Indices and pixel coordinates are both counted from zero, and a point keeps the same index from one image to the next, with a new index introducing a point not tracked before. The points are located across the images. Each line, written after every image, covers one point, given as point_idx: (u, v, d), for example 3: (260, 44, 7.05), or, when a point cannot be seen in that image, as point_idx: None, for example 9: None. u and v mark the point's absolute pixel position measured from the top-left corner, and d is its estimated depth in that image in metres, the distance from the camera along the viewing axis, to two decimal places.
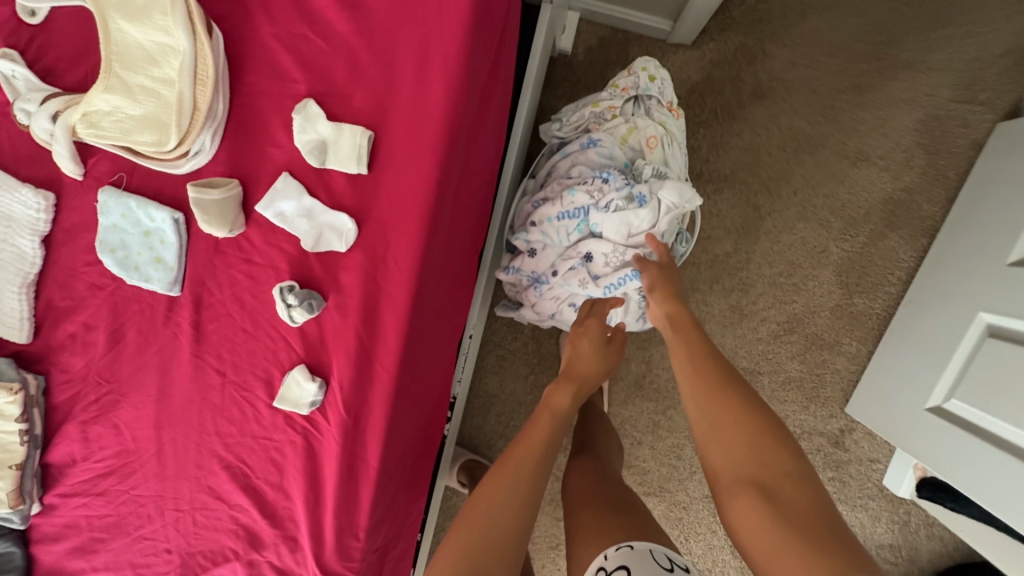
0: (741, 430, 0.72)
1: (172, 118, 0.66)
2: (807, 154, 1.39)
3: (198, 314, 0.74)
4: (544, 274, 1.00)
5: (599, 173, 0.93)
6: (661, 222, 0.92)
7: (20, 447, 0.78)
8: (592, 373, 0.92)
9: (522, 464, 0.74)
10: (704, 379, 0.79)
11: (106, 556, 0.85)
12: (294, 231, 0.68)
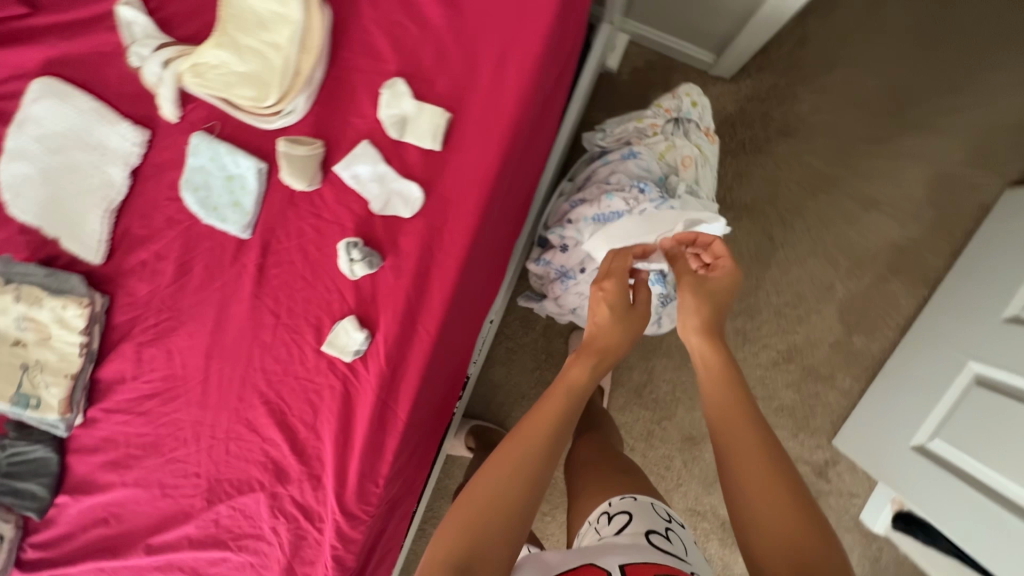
0: (769, 487, 0.65)
1: (275, 80, 0.74)
2: (825, 195, 1.47)
3: (263, 258, 0.81)
4: (572, 270, 1.08)
5: (637, 183, 1.01)
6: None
7: (77, 360, 0.85)
8: (619, 340, 0.87)
9: (524, 459, 0.70)
10: (737, 418, 0.73)
11: (141, 472, 0.92)
12: (366, 194, 0.75)
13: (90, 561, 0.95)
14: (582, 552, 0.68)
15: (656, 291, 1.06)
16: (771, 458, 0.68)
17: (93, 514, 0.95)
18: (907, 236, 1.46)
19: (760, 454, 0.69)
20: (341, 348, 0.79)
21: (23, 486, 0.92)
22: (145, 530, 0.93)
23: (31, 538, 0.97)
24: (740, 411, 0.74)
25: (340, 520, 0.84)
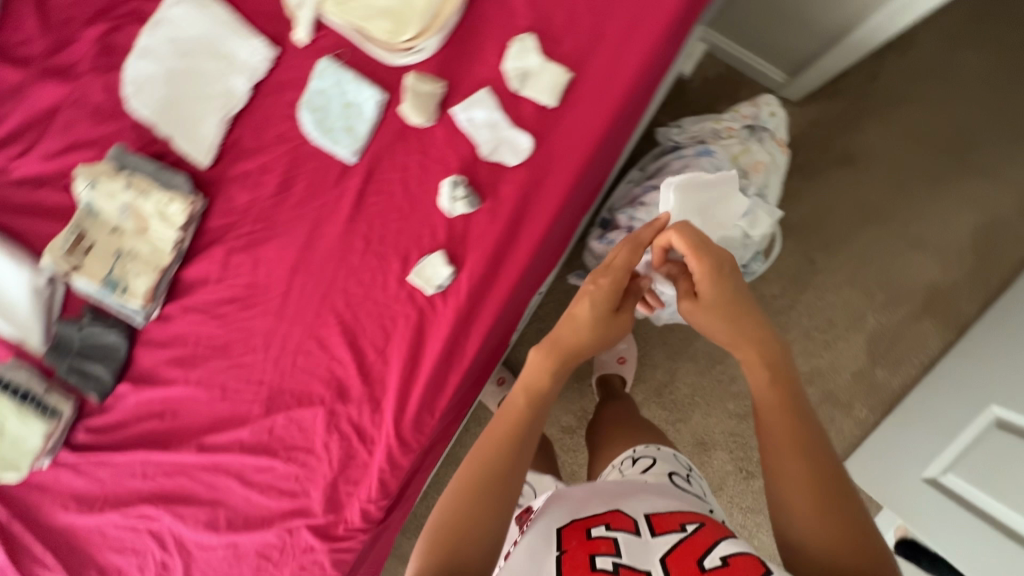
0: (810, 493, 0.57)
1: (413, 18, 0.79)
2: (871, 227, 1.52)
3: (365, 185, 0.85)
4: None
5: None
6: (754, 234, 1.05)
7: (170, 254, 0.90)
8: (582, 351, 0.73)
9: (481, 477, 0.64)
10: (772, 416, 0.63)
11: (205, 373, 0.96)
12: (476, 137, 0.79)
13: (141, 450, 1.00)
14: (610, 499, 0.75)
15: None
16: (813, 456, 0.59)
17: (150, 406, 0.99)
18: (944, 278, 1.51)
19: (799, 453, 0.59)
20: (425, 281, 0.83)
21: (91, 369, 0.96)
22: (199, 429, 0.97)
23: (87, 419, 1.02)
24: (779, 405, 0.63)
25: (393, 443, 0.89)
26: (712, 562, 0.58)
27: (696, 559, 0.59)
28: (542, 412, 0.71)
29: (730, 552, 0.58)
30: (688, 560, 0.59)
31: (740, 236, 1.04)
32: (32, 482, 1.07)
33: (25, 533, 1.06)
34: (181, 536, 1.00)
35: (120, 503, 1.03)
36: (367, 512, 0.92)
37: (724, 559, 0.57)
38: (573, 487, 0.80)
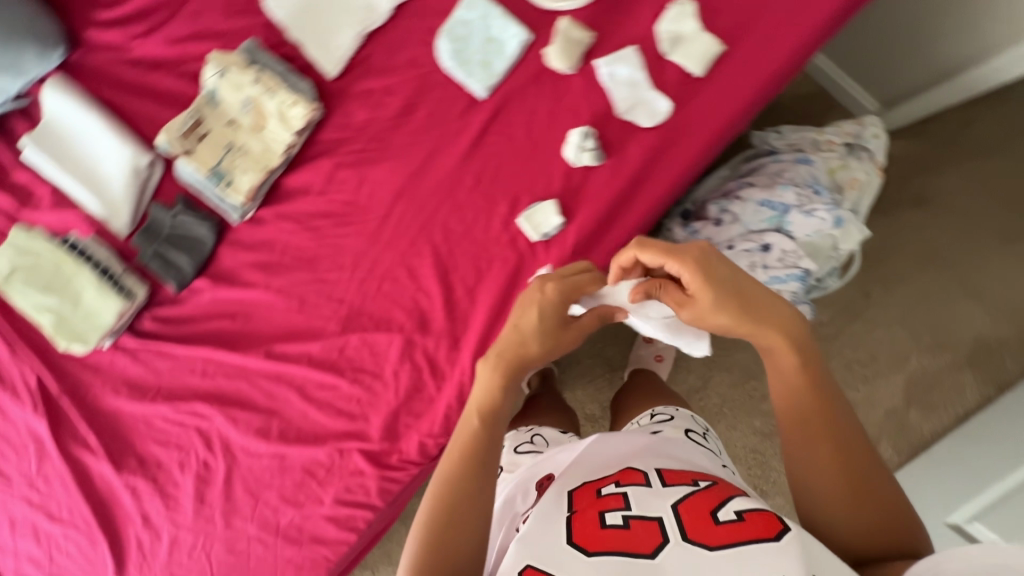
0: (836, 473, 0.58)
1: None
2: (931, 270, 1.52)
3: (489, 122, 0.85)
4: (718, 245, 1.08)
5: (813, 185, 1.05)
6: (844, 247, 1.04)
7: (280, 157, 0.91)
8: (528, 362, 0.65)
9: (450, 483, 0.60)
10: (799, 405, 0.60)
11: (286, 282, 0.96)
12: (614, 93, 0.79)
13: (206, 348, 1.00)
14: (616, 460, 0.75)
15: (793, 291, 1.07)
16: (838, 437, 0.59)
17: (223, 306, 0.99)
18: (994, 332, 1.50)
19: (825, 436, 0.59)
20: (533, 227, 0.83)
21: (174, 258, 0.96)
22: (268, 336, 0.97)
23: (155, 308, 1.02)
24: (806, 394, 0.60)
25: (465, 382, 0.89)
26: (725, 514, 0.59)
27: (708, 511, 0.60)
28: (498, 428, 0.64)
29: (743, 507, 0.59)
30: (700, 511, 0.60)
31: (831, 246, 1.04)
32: (88, 362, 1.07)
33: (73, 410, 1.06)
34: (229, 439, 1.01)
35: (173, 397, 1.03)
36: (424, 446, 0.93)
37: (737, 513, 0.59)
38: (587, 439, 0.80)
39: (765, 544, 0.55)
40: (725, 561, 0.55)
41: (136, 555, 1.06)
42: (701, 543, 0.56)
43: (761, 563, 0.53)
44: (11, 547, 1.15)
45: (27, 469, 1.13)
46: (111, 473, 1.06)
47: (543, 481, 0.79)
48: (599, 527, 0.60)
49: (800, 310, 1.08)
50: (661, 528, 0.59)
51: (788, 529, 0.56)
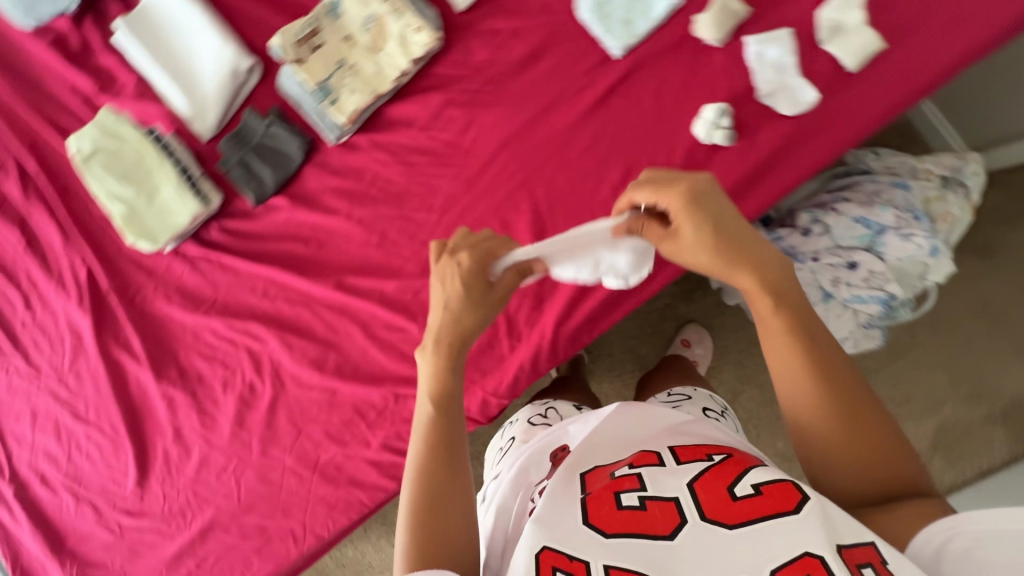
0: (832, 419, 0.55)
1: None
2: (982, 322, 1.43)
3: (618, 83, 0.81)
4: (804, 255, 1.06)
5: (912, 211, 1.02)
6: (932, 278, 1.02)
7: (391, 83, 0.88)
8: (470, 336, 0.63)
9: (428, 470, 0.59)
10: (784, 351, 0.57)
11: (369, 215, 0.93)
12: (758, 74, 0.76)
13: (272, 268, 0.96)
14: (629, 432, 0.69)
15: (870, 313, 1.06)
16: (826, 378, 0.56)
17: (297, 229, 0.95)
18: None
19: (812, 381, 0.56)
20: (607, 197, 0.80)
21: (258, 169, 0.93)
22: (341, 267, 0.94)
23: (224, 220, 0.99)
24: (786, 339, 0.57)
25: (542, 346, 0.87)
26: (743, 489, 0.54)
27: (725, 487, 0.55)
28: (457, 408, 0.62)
29: (762, 480, 0.55)
30: (716, 488, 0.55)
31: (919, 275, 1.02)
32: (142, 264, 1.03)
33: (119, 310, 1.03)
34: (280, 365, 0.97)
35: (227, 313, 0.99)
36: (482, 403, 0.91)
37: (754, 487, 0.54)
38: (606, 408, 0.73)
39: (784, 519, 0.50)
40: (744, 538, 0.51)
41: (161, 467, 1.03)
42: (720, 522, 0.52)
43: (781, 541, 0.49)
44: (28, 441, 1.11)
45: (60, 362, 1.09)
46: (149, 380, 1.03)
47: (557, 452, 0.74)
48: (614, 508, 0.56)
49: (872, 332, 1.08)
50: (679, 508, 0.54)
51: (808, 499, 0.51)
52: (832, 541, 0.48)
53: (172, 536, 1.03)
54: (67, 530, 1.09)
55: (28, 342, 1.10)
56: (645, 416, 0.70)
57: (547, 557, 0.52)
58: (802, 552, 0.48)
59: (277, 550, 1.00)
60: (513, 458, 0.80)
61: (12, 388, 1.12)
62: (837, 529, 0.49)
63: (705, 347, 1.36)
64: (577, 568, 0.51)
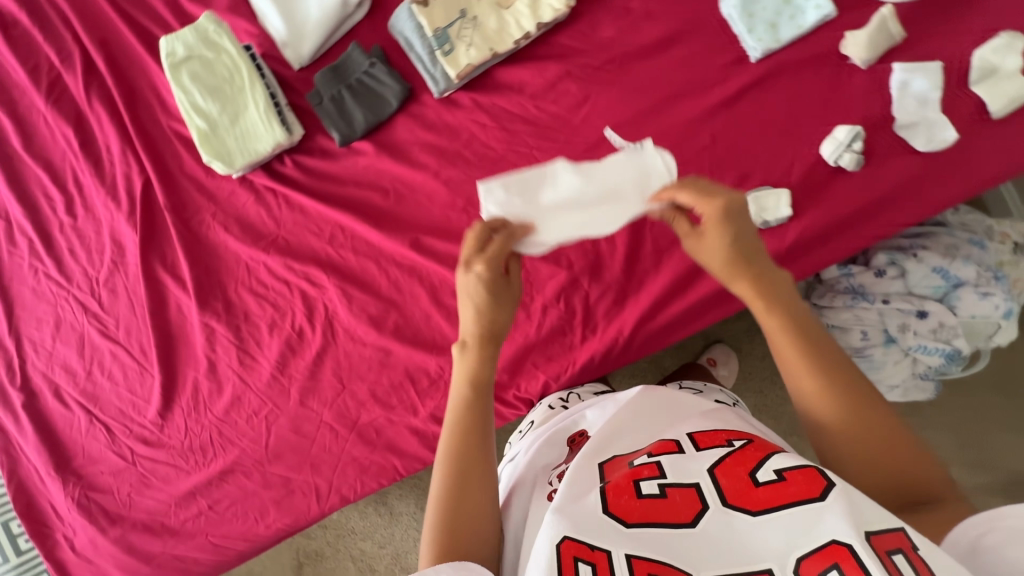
0: (838, 413, 0.57)
1: None
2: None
3: (750, 86, 0.78)
4: (873, 295, 1.02)
5: (992, 271, 1.00)
6: (997, 340, 1.02)
7: (511, 45, 0.84)
8: (497, 332, 0.66)
9: (456, 474, 0.62)
10: (786, 353, 0.60)
11: (458, 177, 0.89)
12: (899, 104, 0.74)
13: (345, 214, 0.92)
14: (645, 421, 0.68)
15: (928, 364, 1.04)
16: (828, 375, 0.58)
17: (378, 178, 0.92)
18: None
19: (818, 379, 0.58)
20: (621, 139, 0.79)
21: (350, 108, 0.90)
22: (419, 226, 0.90)
23: (300, 155, 0.94)
24: (787, 340, 0.60)
25: (618, 342, 0.84)
26: (765, 475, 0.53)
27: (746, 472, 0.54)
28: (486, 394, 0.66)
29: (784, 466, 0.53)
30: (738, 473, 0.54)
31: (982, 335, 1.02)
32: (203, 187, 0.98)
33: (172, 229, 0.98)
34: (335, 315, 0.93)
35: (286, 253, 0.94)
36: (537, 390, 0.87)
37: (777, 473, 0.53)
38: (629, 394, 0.73)
39: (809, 505, 0.49)
40: (769, 526, 0.50)
41: (188, 400, 0.98)
42: (743, 509, 0.51)
43: (803, 527, 0.48)
44: (46, 349, 1.05)
45: (95, 273, 1.03)
46: (191, 307, 0.98)
47: (575, 438, 0.72)
48: (635, 496, 0.54)
49: (921, 383, 1.08)
50: (701, 494, 0.53)
51: (832, 485, 0.50)
52: (858, 528, 0.46)
53: (188, 472, 0.99)
54: (73, 448, 1.03)
55: (64, 246, 1.04)
56: (666, 407, 0.69)
57: (569, 547, 0.51)
58: (827, 539, 0.46)
59: (298, 504, 0.96)
60: (526, 441, 0.78)
61: (38, 291, 1.05)
62: (859, 513, 0.48)
63: (732, 368, 1.24)
64: (599, 559, 0.50)
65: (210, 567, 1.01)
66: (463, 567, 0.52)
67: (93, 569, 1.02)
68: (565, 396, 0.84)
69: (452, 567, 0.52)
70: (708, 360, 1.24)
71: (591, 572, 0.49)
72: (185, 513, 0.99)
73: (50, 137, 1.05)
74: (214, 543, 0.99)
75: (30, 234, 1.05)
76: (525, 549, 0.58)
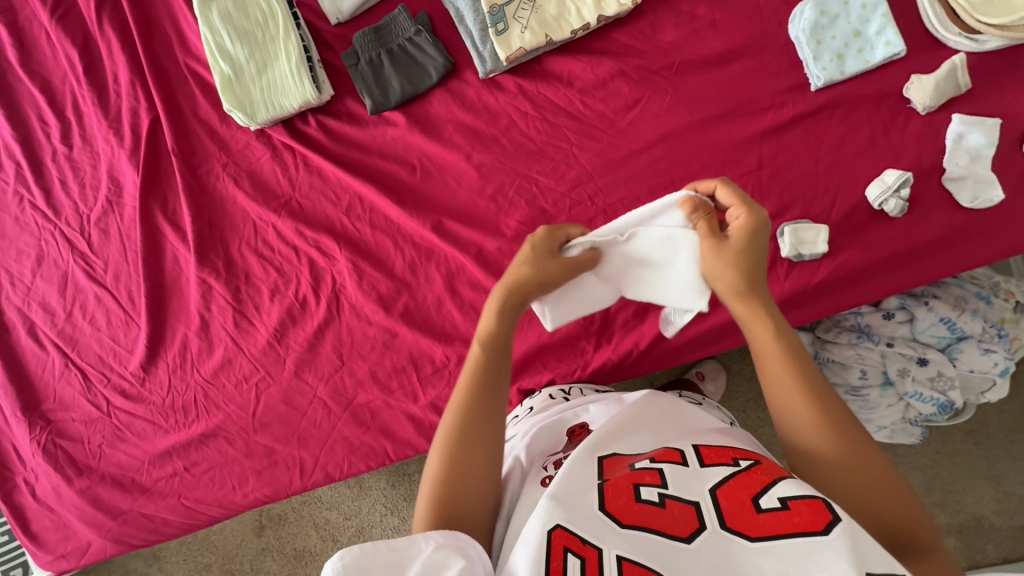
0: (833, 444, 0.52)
1: (1006, 8, 0.71)
2: (1005, 461, 1.13)
3: (805, 114, 0.77)
4: (878, 337, 0.94)
5: (996, 327, 0.94)
6: (987, 396, 0.99)
7: (568, 34, 0.82)
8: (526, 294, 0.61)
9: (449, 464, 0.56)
10: (780, 377, 0.54)
11: (490, 163, 0.85)
12: (953, 154, 0.73)
13: (367, 185, 0.88)
14: (654, 422, 0.63)
15: (920, 412, 0.98)
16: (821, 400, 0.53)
17: (406, 152, 0.88)
18: (1004, 525, 1.12)
19: (815, 410, 0.53)
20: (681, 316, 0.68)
21: (388, 75, 0.87)
22: (443, 208, 0.86)
23: (325, 116, 0.90)
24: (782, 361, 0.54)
25: (631, 355, 0.82)
26: (769, 501, 0.48)
27: (749, 496, 0.49)
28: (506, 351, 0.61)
29: (790, 494, 0.48)
30: (740, 496, 0.49)
31: (973, 389, 0.98)
32: (216, 134, 0.94)
33: (178, 175, 0.93)
34: (342, 289, 0.89)
35: (300, 217, 0.90)
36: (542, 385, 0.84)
37: (781, 501, 0.48)
38: (636, 396, 0.68)
39: (809, 539, 0.44)
40: (763, 553, 0.45)
41: (175, 356, 0.93)
42: (741, 534, 0.47)
43: (800, 562, 0.43)
44: (24, 284, 0.98)
45: (88, 209, 0.97)
46: (189, 259, 0.93)
47: (576, 429, 0.70)
48: (632, 500, 0.50)
49: (908, 427, 1.03)
50: (699, 514, 0.49)
51: (840, 521, 0.44)
52: (860, 570, 0.42)
53: (166, 431, 0.93)
54: (44, 390, 0.97)
55: (56, 177, 0.98)
56: (671, 415, 0.65)
57: (559, 536, 0.48)
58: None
59: (279, 476, 0.90)
60: (524, 426, 0.74)
61: (22, 221, 0.99)
62: (863, 554, 0.43)
63: (720, 385, 1.11)
64: (589, 554, 0.47)
65: (179, 530, 0.95)
66: (456, 536, 0.48)
67: (53, 519, 0.97)
68: (567, 388, 0.80)
69: (443, 534, 0.48)
70: (696, 373, 1.11)
71: (579, 566, 0.46)
72: (159, 472, 0.94)
73: (51, 58, 0.98)
74: (186, 506, 0.93)
75: (19, 159, 0.99)
76: (511, 536, 0.54)
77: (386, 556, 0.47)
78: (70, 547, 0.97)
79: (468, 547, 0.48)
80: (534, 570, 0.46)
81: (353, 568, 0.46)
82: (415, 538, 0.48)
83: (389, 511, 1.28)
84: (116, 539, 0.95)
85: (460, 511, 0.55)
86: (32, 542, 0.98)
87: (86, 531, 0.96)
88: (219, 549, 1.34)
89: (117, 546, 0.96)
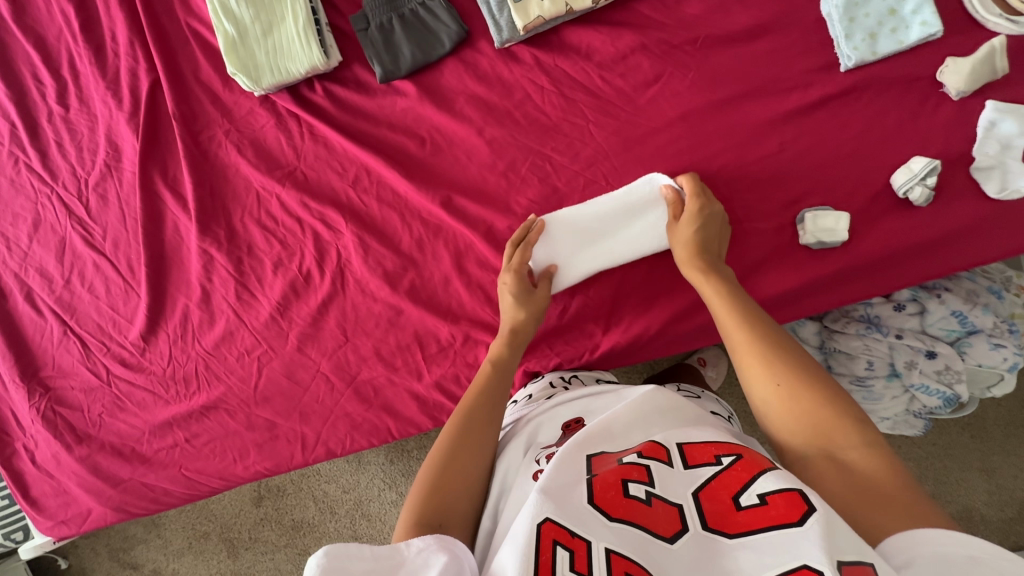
0: (784, 393, 0.56)
1: None
2: (1002, 455, 1.13)
3: (832, 97, 0.74)
4: (886, 328, 0.92)
5: (1008, 321, 0.91)
6: (993, 391, 0.97)
7: (589, 4, 0.78)
8: (522, 327, 0.76)
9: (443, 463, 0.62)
10: (737, 340, 0.63)
11: (503, 137, 0.82)
12: (986, 141, 0.71)
13: (374, 157, 0.85)
14: (649, 419, 0.62)
15: (924, 404, 0.96)
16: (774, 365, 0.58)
17: (416, 125, 0.85)
18: (995, 517, 1.12)
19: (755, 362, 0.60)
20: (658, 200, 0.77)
21: (399, 43, 0.83)
22: (453, 183, 0.84)
23: (332, 83, 0.87)
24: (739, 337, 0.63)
25: (640, 341, 0.80)
26: (748, 498, 0.47)
27: (729, 494, 0.48)
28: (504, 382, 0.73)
29: (768, 489, 0.47)
30: (720, 496, 0.49)
31: (980, 383, 0.96)
32: (218, 99, 0.90)
33: (179, 140, 0.90)
34: (347, 264, 0.87)
35: (304, 188, 0.88)
36: (548, 369, 0.83)
37: (760, 496, 0.47)
38: (635, 392, 0.67)
39: (785, 531, 0.43)
40: (744, 550, 0.44)
41: (176, 327, 0.92)
42: (722, 532, 0.46)
43: (776, 552, 0.42)
44: (20, 249, 0.96)
45: (87, 173, 0.94)
46: (190, 228, 0.91)
47: (571, 424, 0.69)
48: (620, 494, 0.50)
49: (913, 421, 1.01)
50: (682, 516, 0.48)
51: (815, 511, 0.44)
52: (833, 559, 0.40)
53: (167, 402, 0.92)
54: (42, 357, 0.96)
55: (52, 138, 0.95)
56: (673, 412, 0.63)
57: (548, 529, 0.47)
58: (798, 564, 0.40)
59: (280, 450, 0.89)
60: (522, 414, 0.74)
61: (17, 183, 0.96)
62: (838, 542, 0.42)
63: (722, 372, 1.09)
64: (577, 547, 0.46)
65: (179, 500, 0.95)
66: (439, 537, 0.49)
67: (53, 485, 0.97)
68: (568, 376, 0.79)
69: (437, 538, 0.49)
70: (698, 360, 1.09)
71: (567, 559, 0.45)
72: (160, 443, 0.93)
73: (45, 13, 0.94)
74: (187, 476, 0.92)
75: (14, 119, 0.95)
76: (501, 528, 0.55)
77: (368, 563, 0.46)
78: (71, 513, 0.97)
79: (455, 551, 0.49)
80: (522, 565, 0.45)
81: (335, 568, 0.45)
82: (398, 547, 0.48)
83: (388, 486, 1.28)
84: (116, 507, 0.95)
85: (443, 514, 0.57)
86: (33, 508, 0.98)
87: (86, 498, 0.95)
88: (219, 518, 1.35)
89: (118, 514, 0.96)
